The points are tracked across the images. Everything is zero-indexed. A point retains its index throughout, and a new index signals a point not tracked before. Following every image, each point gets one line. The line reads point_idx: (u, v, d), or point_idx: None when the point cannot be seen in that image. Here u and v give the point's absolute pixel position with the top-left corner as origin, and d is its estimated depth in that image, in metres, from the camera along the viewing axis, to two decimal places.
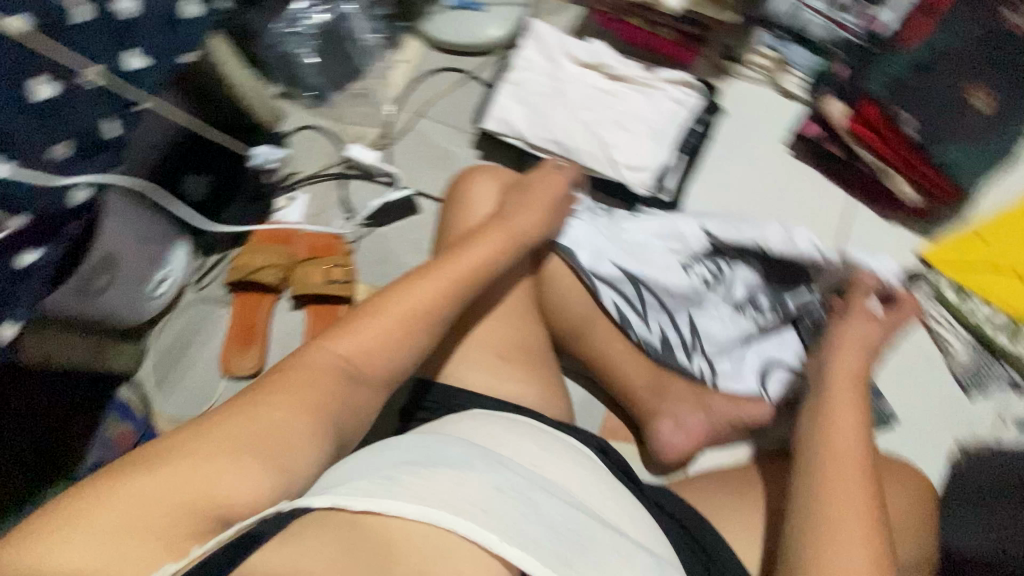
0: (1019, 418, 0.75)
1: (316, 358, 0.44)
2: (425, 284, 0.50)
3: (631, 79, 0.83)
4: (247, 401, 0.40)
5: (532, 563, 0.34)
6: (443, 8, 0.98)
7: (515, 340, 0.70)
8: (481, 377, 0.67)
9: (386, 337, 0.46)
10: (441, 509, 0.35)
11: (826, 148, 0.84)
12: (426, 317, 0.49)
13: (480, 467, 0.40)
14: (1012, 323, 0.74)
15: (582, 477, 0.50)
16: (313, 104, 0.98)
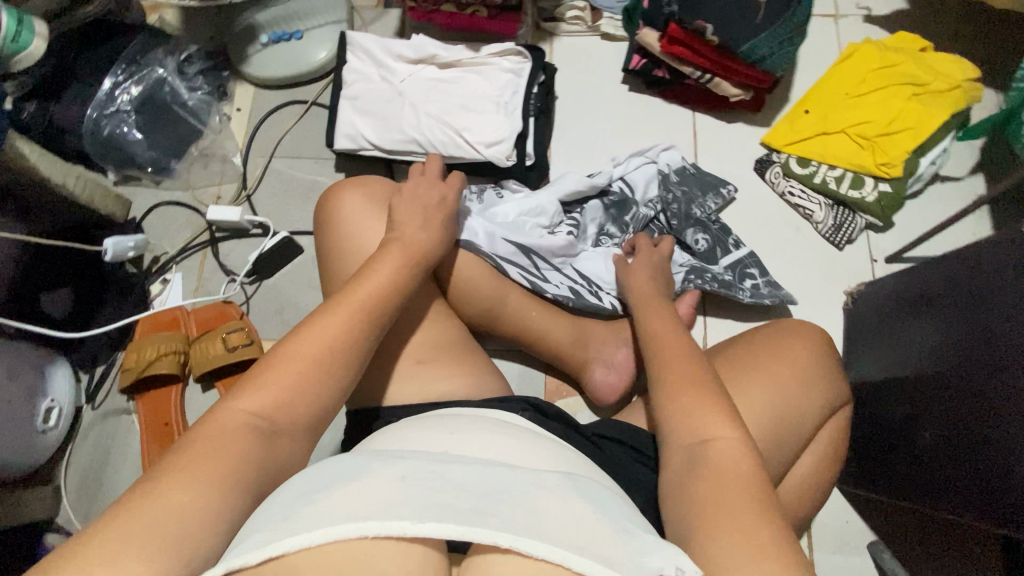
0: (884, 253, 0.85)
1: (226, 419, 0.43)
2: (326, 318, 0.49)
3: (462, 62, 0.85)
4: (145, 487, 0.37)
5: (445, 526, 0.36)
6: (260, 46, 0.95)
7: (431, 340, 0.70)
8: (410, 386, 0.68)
9: (295, 388, 0.46)
10: (343, 521, 0.36)
11: (656, 75, 0.90)
12: (335, 357, 0.48)
13: (378, 469, 0.42)
14: (849, 173, 0.85)
15: (505, 438, 0.52)
16: (157, 179, 0.93)
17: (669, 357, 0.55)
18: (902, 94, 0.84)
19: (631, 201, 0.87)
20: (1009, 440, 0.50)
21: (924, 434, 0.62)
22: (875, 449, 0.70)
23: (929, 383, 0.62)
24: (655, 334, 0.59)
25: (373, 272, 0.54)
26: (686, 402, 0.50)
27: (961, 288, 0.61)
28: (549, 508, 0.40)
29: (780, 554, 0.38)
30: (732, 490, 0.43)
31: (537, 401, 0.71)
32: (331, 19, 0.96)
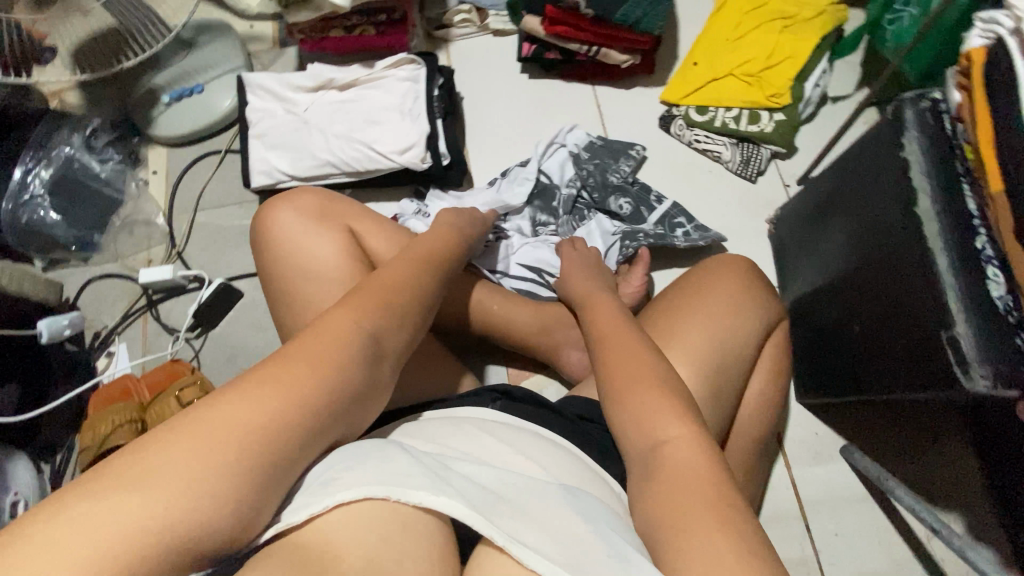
0: (793, 177, 0.90)
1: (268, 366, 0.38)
2: (394, 280, 0.48)
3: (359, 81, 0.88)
4: (244, 392, 0.35)
5: (460, 503, 0.37)
6: (164, 106, 0.96)
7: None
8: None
9: (383, 334, 0.44)
10: (376, 483, 0.36)
11: (548, 57, 0.93)
12: (407, 318, 0.47)
13: (397, 446, 0.42)
14: (745, 110, 0.89)
15: (492, 443, 0.52)
16: (85, 256, 0.91)
17: (629, 356, 0.52)
18: (776, 29, 0.90)
19: (554, 186, 0.89)
20: (923, 306, 0.54)
21: (856, 327, 0.65)
22: (827, 362, 0.72)
23: (849, 279, 0.66)
24: (606, 332, 0.56)
25: (403, 262, 0.51)
26: (645, 400, 0.48)
27: (853, 187, 0.66)
28: (556, 520, 0.40)
29: (727, 531, 0.39)
30: (691, 483, 0.42)
31: (506, 389, 0.70)
32: (229, 68, 0.98)
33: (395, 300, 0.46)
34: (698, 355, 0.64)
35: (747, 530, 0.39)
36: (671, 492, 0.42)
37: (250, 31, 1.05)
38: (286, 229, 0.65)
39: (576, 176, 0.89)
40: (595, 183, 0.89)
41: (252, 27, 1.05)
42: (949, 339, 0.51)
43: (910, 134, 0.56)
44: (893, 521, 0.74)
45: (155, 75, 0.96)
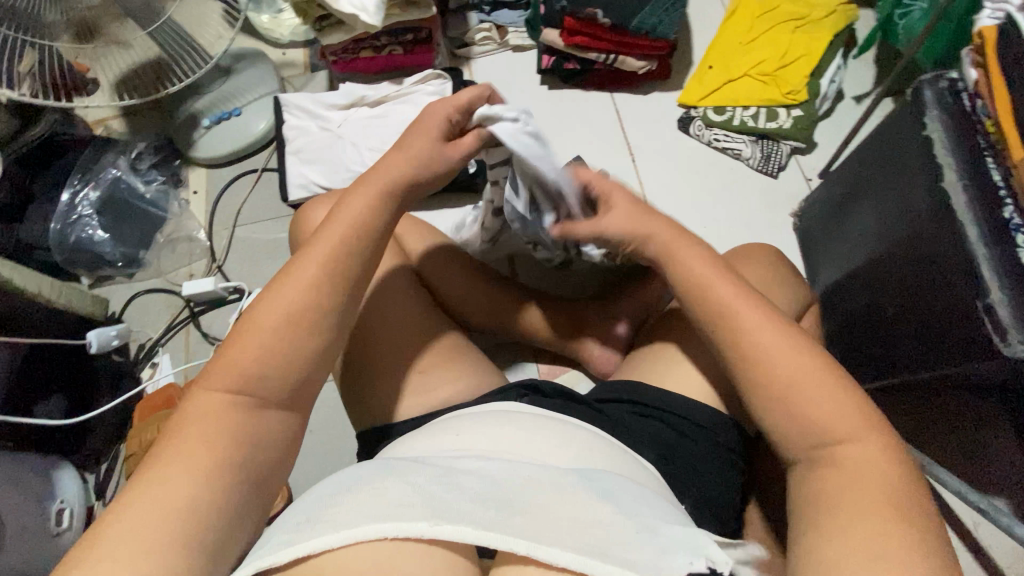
0: (815, 170, 0.91)
1: (198, 406, 0.41)
2: (284, 285, 0.46)
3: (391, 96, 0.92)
4: (144, 479, 0.37)
5: (464, 531, 0.43)
6: (204, 129, 1.01)
7: (424, 347, 0.72)
8: (411, 394, 0.69)
9: (276, 353, 0.44)
10: (371, 522, 0.44)
11: (567, 67, 0.97)
12: (305, 318, 0.45)
13: (393, 475, 0.49)
14: (762, 108, 0.91)
15: (509, 438, 0.58)
16: (129, 272, 0.96)
17: (777, 351, 0.43)
18: (788, 30, 0.93)
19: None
20: (950, 279, 0.55)
21: (885, 308, 0.66)
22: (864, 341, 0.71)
23: (876, 263, 0.67)
24: (739, 319, 0.45)
25: (313, 243, 0.48)
26: (823, 407, 0.41)
27: (876, 172, 0.67)
28: (569, 506, 0.47)
29: (897, 530, 0.35)
30: (872, 485, 0.37)
31: (535, 384, 0.73)
32: (264, 92, 1.04)
33: (305, 290, 0.46)
34: None
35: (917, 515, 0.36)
36: (861, 492, 0.37)
37: (283, 58, 1.11)
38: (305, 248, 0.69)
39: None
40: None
41: (284, 55, 1.11)
42: (986, 308, 0.51)
43: (932, 112, 0.58)
44: (940, 509, 0.73)
45: (196, 101, 1.03)
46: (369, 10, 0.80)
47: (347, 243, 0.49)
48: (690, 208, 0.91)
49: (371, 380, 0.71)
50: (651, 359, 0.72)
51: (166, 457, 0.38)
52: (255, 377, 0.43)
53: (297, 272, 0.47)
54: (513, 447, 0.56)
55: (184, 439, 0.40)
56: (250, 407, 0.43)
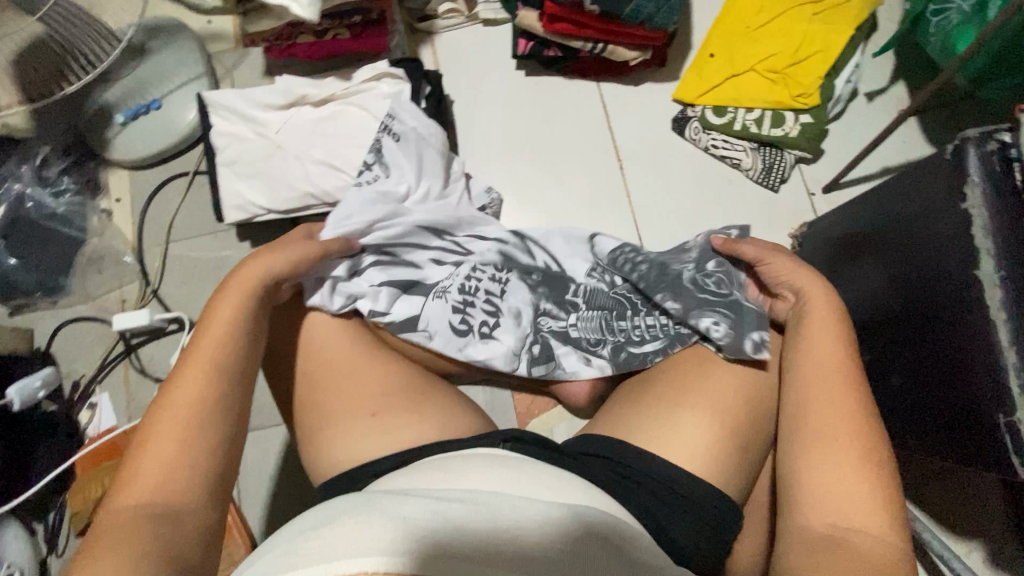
0: (820, 183, 0.82)
1: (114, 518, 0.38)
2: (183, 374, 0.44)
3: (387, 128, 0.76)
4: None
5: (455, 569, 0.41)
6: (118, 126, 0.86)
7: (381, 387, 0.66)
8: (367, 439, 0.63)
9: (180, 438, 0.41)
10: (356, 557, 0.41)
11: (547, 55, 0.83)
12: (204, 402, 0.43)
13: (367, 516, 0.45)
14: (767, 111, 0.81)
15: (502, 476, 0.52)
16: (52, 299, 0.84)
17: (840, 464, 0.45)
18: (802, 17, 0.80)
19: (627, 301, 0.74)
20: (974, 377, 0.50)
21: (888, 377, 0.62)
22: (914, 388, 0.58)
23: (885, 321, 0.61)
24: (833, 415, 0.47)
25: (199, 335, 0.46)
26: (824, 490, 0.44)
27: (888, 225, 0.60)
28: (554, 544, 0.44)
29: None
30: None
31: (517, 432, 0.65)
32: (187, 77, 0.88)
33: (204, 381, 0.44)
34: (716, 400, 0.62)
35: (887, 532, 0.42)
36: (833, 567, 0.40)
37: (208, 28, 0.93)
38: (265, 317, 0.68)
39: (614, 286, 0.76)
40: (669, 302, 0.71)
41: (210, 24, 0.94)
42: (1010, 425, 0.47)
43: (973, 182, 0.49)
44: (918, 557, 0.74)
45: (104, 90, 0.86)
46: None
47: (231, 337, 0.47)
48: (680, 225, 0.83)
49: (325, 432, 0.64)
50: (635, 407, 0.66)
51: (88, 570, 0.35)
52: (172, 464, 0.40)
53: (192, 362, 0.45)
54: (498, 479, 0.50)
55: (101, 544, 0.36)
56: (157, 512, 0.38)
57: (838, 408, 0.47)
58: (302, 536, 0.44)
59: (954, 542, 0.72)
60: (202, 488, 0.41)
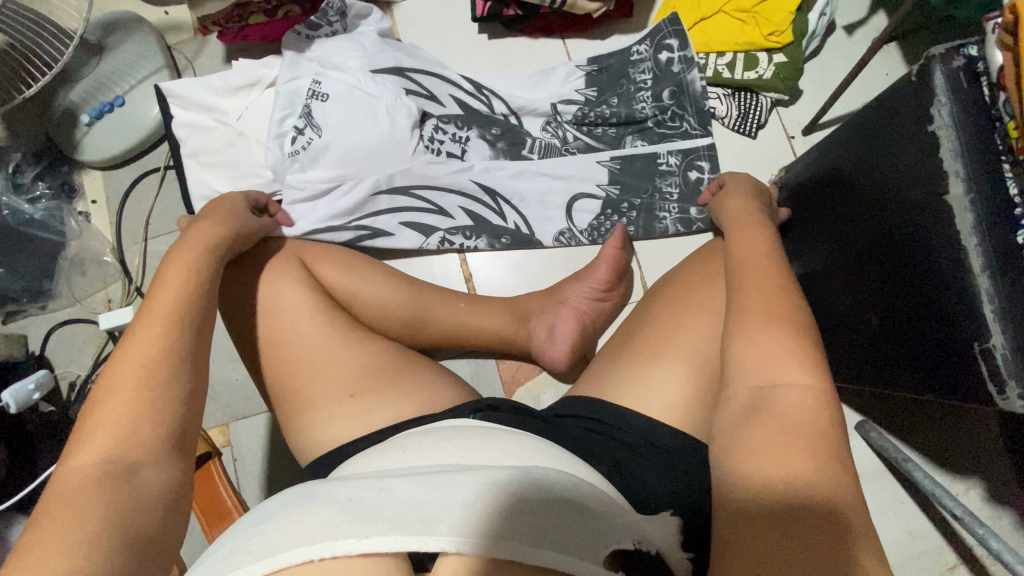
0: (799, 126, 0.80)
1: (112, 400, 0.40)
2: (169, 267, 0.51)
3: (314, 28, 0.77)
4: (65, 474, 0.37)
5: (399, 540, 0.39)
6: (86, 126, 0.86)
7: (352, 366, 0.66)
8: (345, 416, 0.63)
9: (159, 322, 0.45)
10: (299, 545, 0.39)
11: (508, 15, 0.81)
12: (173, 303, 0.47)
13: (319, 501, 0.44)
14: (740, 54, 0.78)
15: (458, 448, 0.50)
16: (41, 304, 0.86)
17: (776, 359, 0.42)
18: None
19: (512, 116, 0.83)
20: (949, 308, 0.48)
21: (869, 316, 0.61)
22: (890, 294, 0.57)
23: (864, 262, 0.60)
24: (783, 375, 0.41)
25: (149, 303, 0.47)
26: (797, 476, 0.36)
27: (842, 174, 0.62)
28: (524, 506, 0.42)
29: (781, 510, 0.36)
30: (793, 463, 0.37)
31: (491, 399, 0.65)
32: (148, 72, 0.87)
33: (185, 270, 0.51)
34: (694, 353, 0.61)
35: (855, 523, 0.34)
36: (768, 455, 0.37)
37: (166, 19, 0.92)
38: (237, 308, 0.67)
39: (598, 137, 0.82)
40: (613, 114, 0.81)
41: (167, 14, 0.92)
42: (984, 351, 0.46)
43: (940, 101, 0.47)
44: (910, 494, 0.74)
45: (69, 91, 0.86)
46: None
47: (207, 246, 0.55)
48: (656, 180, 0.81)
49: (307, 413, 0.65)
50: (617, 366, 0.65)
51: (84, 438, 0.39)
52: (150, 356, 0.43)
53: (153, 313, 0.46)
54: (453, 454, 0.49)
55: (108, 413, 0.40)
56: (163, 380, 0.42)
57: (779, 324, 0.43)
58: (250, 527, 0.44)
59: (950, 479, 0.72)
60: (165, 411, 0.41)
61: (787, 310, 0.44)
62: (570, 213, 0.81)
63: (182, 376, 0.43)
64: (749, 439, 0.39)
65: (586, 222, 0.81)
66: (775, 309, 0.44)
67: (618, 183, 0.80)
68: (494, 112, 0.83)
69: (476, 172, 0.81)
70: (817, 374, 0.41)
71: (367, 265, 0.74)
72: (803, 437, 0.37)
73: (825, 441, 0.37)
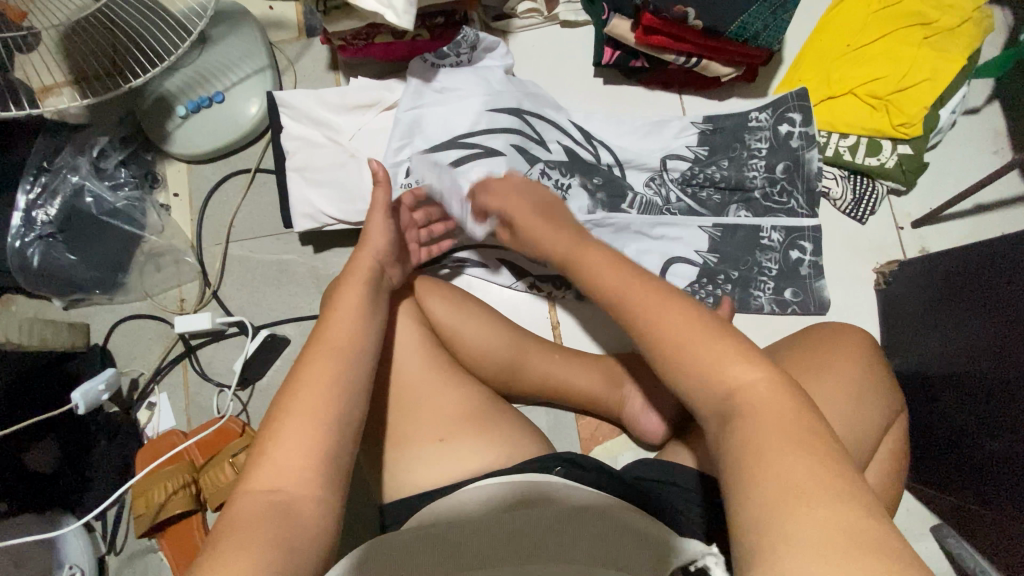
0: (909, 218, 0.80)
1: (286, 429, 0.44)
2: (343, 294, 0.54)
3: (440, 56, 0.75)
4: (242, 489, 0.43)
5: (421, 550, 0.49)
6: (179, 119, 0.82)
7: (455, 411, 0.65)
8: (443, 466, 0.62)
9: (331, 361, 0.48)
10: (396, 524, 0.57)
11: (633, 66, 0.78)
12: (344, 338, 0.51)
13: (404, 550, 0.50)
14: (863, 138, 0.77)
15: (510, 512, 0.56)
16: (110, 295, 0.82)
17: (736, 385, 0.40)
18: (915, 38, 0.77)
19: (625, 175, 0.81)
20: None
21: (985, 442, 0.60)
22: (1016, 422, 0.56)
23: (988, 382, 0.59)
24: (730, 375, 0.40)
25: (324, 332, 0.51)
26: (817, 515, 0.33)
27: (985, 294, 0.62)
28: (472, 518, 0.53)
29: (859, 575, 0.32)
30: (829, 502, 0.34)
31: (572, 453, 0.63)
32: (250, 70, 0.84)
33: (357, 298, 0.54)
34: None
35: (902, 551, 0.32)
36: (786, 500, 0.34)
37: (270, 14, 0.89)
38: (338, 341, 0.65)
39: (705, 197, 0.80)
40: (723, 178, 0.79)
41: (272, 10, 0.89)
42: None
43: None
44: None
45: (166, 79, 0.83)
46: (396, 6, 0.59)
47: (370, 268, 0.57)
48: None
49: (404, 459, 0.63)
50: None
51: (258, 461, 0.44)
52: (319, 394, 0.46)
53: (322, 344, 0.50)
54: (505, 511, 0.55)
55: (281, 441, 0.44)
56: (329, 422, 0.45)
57: (717, 355, 0.41)
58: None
59: None
60: (323, 451, 0.44)
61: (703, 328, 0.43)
62: (665, 275, 0.79)
63: (347, 412, 0.47)
64: (744, 465, 0.37)
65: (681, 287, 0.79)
66: (686, 330, 0.43)
67: (718, 252, 0.79)
68: (604, 163, 0.81)
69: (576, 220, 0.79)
70: (768, 380, 0.40)
71: (464, 306, 0.73)
72: (801, 439, 0.36)
73: (847, 483, 0.34)
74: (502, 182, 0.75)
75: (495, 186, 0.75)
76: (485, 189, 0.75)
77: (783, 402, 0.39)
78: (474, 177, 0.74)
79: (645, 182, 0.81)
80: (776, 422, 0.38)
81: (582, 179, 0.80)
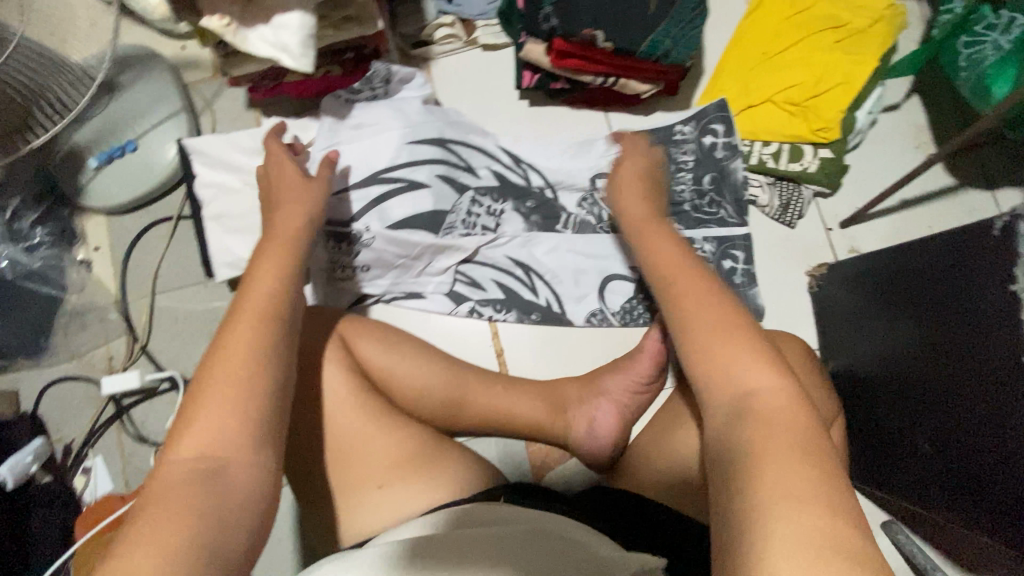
0: (837, 218, 0.81)
1: (213, 394, 0.40)
2: (262, 260, 0.50)
3: (355, 92, 0.73)
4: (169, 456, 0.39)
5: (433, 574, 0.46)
6: (92, 171, 0.80)
7: (392, 455, 0.63)
8: (381, 515, 0.60)
9: (253, 321, 0.44)
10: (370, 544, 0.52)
11: (554, 88, 0.78)
12: (268, 300, 0.46)
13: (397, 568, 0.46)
14: (786, 145, 0.78)
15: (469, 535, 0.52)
16: (33, 361, 0.79)
17: (748, 372, 0.39)
18: (826, 43, 0.78)
19: (558, 196, 0.81)
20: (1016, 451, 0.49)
21: (922, 445, 0.60)
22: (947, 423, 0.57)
23: (919, 387, 0.60)
24: (746, 371, 0.39)
25: (244, 294, 0.47)
26: (795, 496, 0.32)
27: (902, 295, 0.63)
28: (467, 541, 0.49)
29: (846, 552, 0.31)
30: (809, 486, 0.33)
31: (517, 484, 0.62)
32: (163, 115, 0.81)
33: (275, 260, 0.50)
34: None
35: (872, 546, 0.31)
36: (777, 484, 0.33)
37: (182, 54, 0.86)
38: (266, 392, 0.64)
39: None
40: None
41: (184, 50, 0.86)
42: None
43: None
44: None
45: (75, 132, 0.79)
46: (292, 50, 0.58)
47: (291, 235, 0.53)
48: None
49: (342, 511, 0.61)
50: None
51: (183, 426, 0.40)
52: (244, 355, 0.42)
53: (242, 305, 0.46)
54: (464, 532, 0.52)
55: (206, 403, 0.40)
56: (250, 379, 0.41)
57: (742, 349, 0.40)
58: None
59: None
60: (254, 429, 0.41)
61: (735, 322, 0.42)
62: (604, 293, 0.79)
63: (275, 371, 0.43)
64: (747, 452, 0.35)
65: (619, 304, 0.79)
66: (717, 322, 0.42)
67: None
68: (535, 185, 0.80)
69: (512, 245, 0.79)
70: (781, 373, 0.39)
71: (398, 344, 0.71)
72: (811, 453, 0.34)
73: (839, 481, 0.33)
74: (428, 215, 0.74)
75: (422, 219, 0.74)
76: (411, 224, 0.74)
77: (784, 393, 0.38)
78: (399, 212, 0.74)
79: (576, 202, 0.81)
80: (776, 423, 0.36)
81: (512, 203, 0.79)
